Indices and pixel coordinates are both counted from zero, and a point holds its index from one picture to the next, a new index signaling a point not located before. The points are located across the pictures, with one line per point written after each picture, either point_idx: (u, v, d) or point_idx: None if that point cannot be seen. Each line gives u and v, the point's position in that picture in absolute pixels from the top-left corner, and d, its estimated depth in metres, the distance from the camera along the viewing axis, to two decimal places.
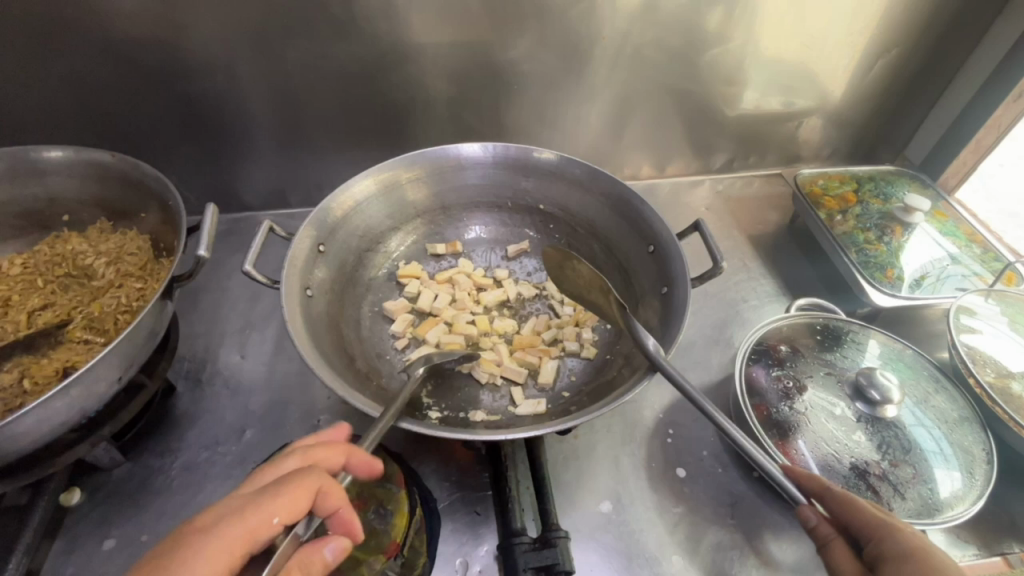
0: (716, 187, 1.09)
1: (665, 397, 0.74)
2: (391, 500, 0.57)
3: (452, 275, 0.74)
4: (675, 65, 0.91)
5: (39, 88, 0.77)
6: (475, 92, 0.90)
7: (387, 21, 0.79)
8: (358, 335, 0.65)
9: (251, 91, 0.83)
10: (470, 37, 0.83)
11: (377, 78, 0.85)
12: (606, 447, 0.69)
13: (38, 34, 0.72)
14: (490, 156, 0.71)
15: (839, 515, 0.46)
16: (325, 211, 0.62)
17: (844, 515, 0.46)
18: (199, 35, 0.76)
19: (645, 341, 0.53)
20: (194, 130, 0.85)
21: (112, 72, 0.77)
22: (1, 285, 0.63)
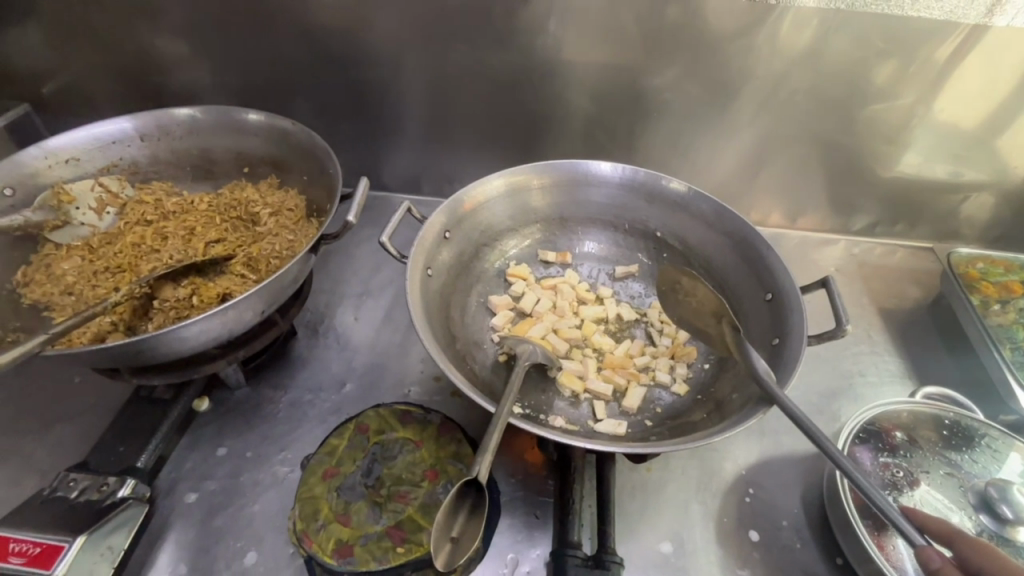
0: (851, 249, 1.01)
1: (751, 454, 0.70)
2: (460, 480, 0.63)
3: (556, 284, 0.75)
4: (830, 115, 0.87)
5: (249, 60, 0.91)
6: (614, 112, 0.91)
7: (546, 38, 0.84)
8: (461, 321, 0.69)
9: (412, 84, 0.92)
10: (620, 60, 0.85)
11: (524, 88, 0.90)
12: (677, 488, 0.67)
13: (258, 14, 0.86)
14: (621, 177, 0.73)
15: (971, 563, 0.46)
16: (459, 202, 0.68)
17: (977, 563, 0.46)
18: (382, 31, 0.86)
19: (755, 364, 0.54)
20: (357, 113, 0.96)
21: (306, 55, 0.90)
22: (188, 214, 0.74)
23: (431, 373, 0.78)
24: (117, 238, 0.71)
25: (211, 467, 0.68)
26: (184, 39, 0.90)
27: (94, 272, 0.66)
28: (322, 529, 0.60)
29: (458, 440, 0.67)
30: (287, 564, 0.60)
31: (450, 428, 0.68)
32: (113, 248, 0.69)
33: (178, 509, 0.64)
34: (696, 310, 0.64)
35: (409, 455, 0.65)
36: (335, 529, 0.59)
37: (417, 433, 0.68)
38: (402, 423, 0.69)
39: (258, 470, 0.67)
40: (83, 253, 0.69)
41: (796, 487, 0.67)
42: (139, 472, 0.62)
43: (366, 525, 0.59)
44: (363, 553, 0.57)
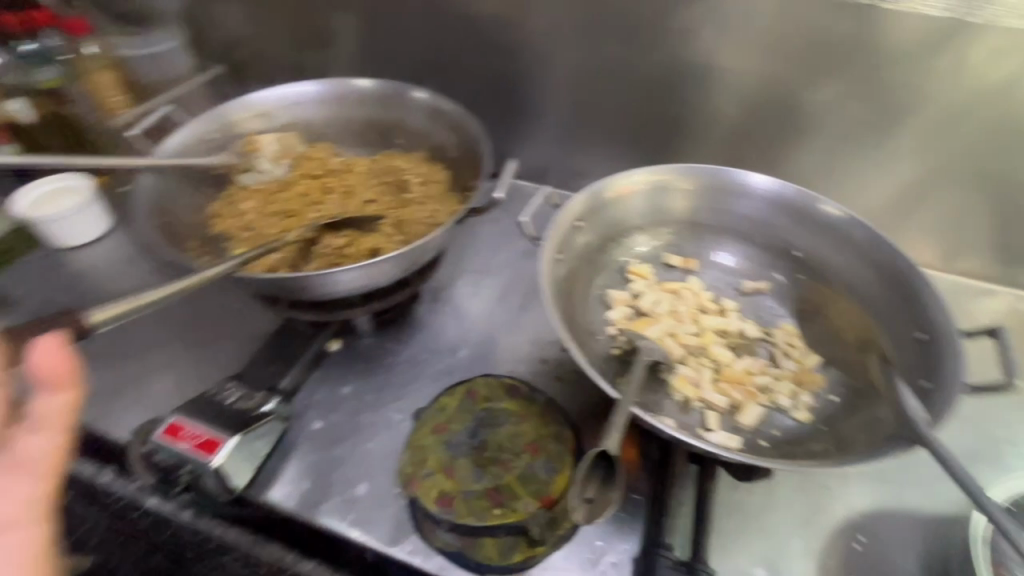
0: (1017, 304, 0.89)
1: (867, 502, 0.65)
2: (558, 459, 0.65)
3: (678, 288, 0.74)
4: (1016, 153, 0.78)
5: (413, 41, 0.98)
6: (762, 124, 0.88)
7: (701, 41, 0.83)
8: (581, 309, 0.70)
9: (559, 77, 0.94)
10: (778, 71, 0.82)
11: (670, 90, 0.89)
12: (779, 518, 0.64)
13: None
14: (769, 190, 0.71)
15: None
16: (596, 193, 0.70)
17: None
18: (539, 22, 0.89)
19: (906, 402, 0.51)
20: (501, 99, 1.00)
21: (465, 39, 0.95)
22: (347, 174, 0.82)
23: (539, 355, 0.80)
24: (289, 187, 0.80)
25: (337, 401, 0.75)
26: (361, 18, 0.99)
27: (269, 213, 0.76)
28: (428, 476, 0.64)
29: (560, 421, 0.69)
30: (391, 502, 0.65)
31: (555, 409, 0.70)
32: (286, 196, 0.79)
33: (306, 433, 0.71)
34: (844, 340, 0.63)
35: (513, 427, 0.69)
36: (439, 480, 0.64)
37: (522, 407, 0.71)
38: (509, 395, 0.72)
39: (374, 412, 0.74)
40: (260, 195, 0.79)
41: (916, 547, 0.61)
42: (282, 392, 0.69)
43: (468, 482, 0.63)
44: (463, 506, 0.61)
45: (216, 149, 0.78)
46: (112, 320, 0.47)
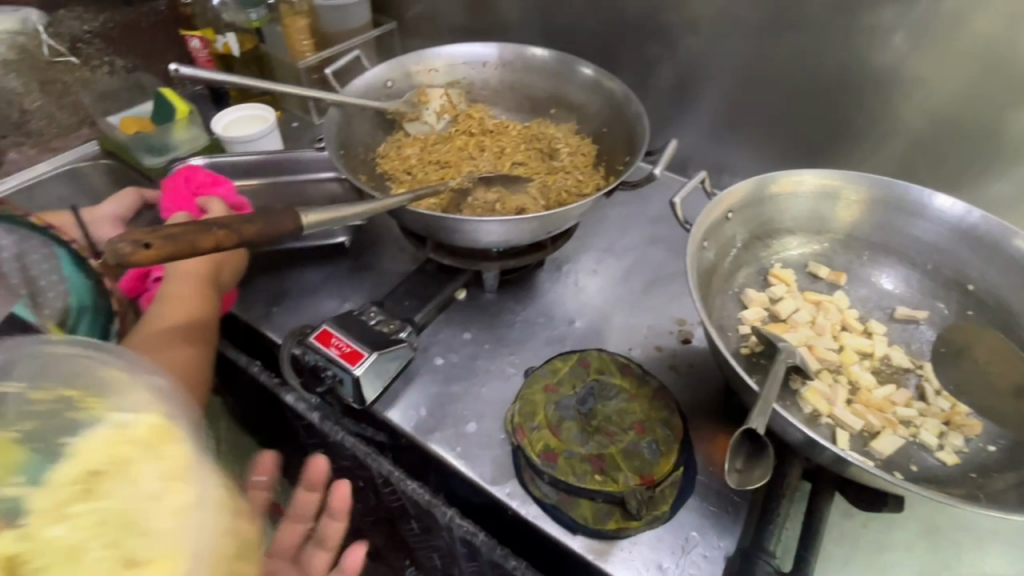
0: None
1: (1002, 570, 0.59)
2: (665, 443, 0.65)
3: (822, 300, 0.70)
4: None
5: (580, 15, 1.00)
6: (948, 143, 0.79)
7: (895, 44, 0.77)
8: (714, 302, 0.69)
9: (724, 67, 0.91)
10: (983, 86, 0.74)
11: (847, 95, 0.83)
12: (896, 561, 0.60)
13: None
14: (953, 214, 0.66)
15: None
16: (755, 188, 0.68)
17: None
18: (715, 8, 0.87)
19: None
20: (657, 82, 0.99)
21: (635, 18, 0.95)
22: (502, 136, 0.86)
23: (655, 341, 0.80)
24: (447, 140, 0.86)
25: (457, 344, 0.80)
26: None
27: (428, 161, 0.82)
28: (535, 429, 0.67)
29: (671, 408, 0.69)
30: (496, 446, 0.69)
31: (667, 396, 0.70)
32: (444, 147, 0.84)
33: (428, 366, 0.77)
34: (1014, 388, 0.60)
35: (622, 402, 0.69)
36: (546, 434, 0.66)
37: (634, 387, 0.71)
38: (622, 373, 0.73)
39: (491, 361, 0.78)
40: (422, 144, 0.85)
41: None
42: (415, 324, 0.75)
43: (573, 443, 0.65)
44: (566, 464, 0.63)
45: (391, 95, 0.84)
46: (320, 224, 0.58)
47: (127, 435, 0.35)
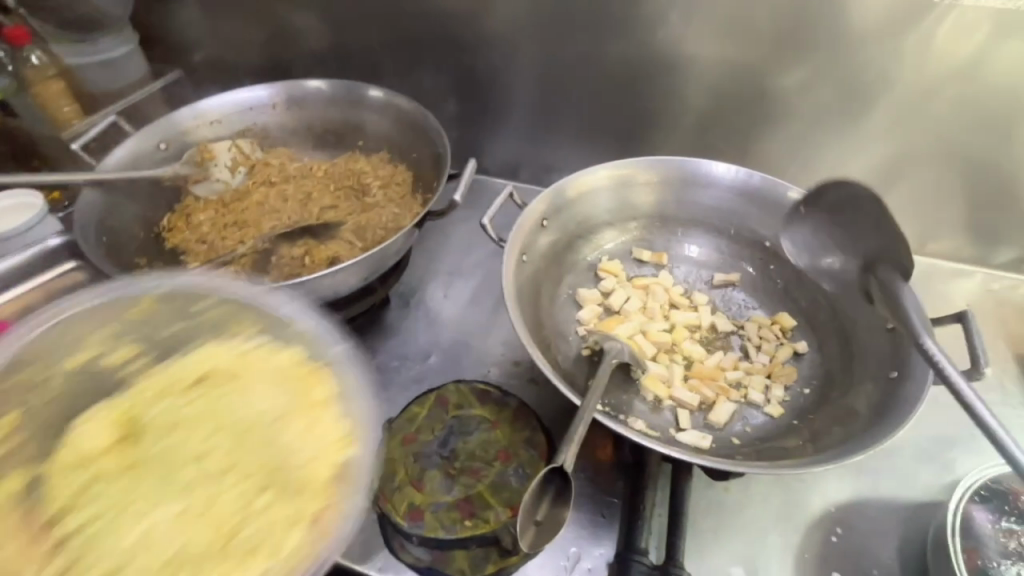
0: (991, 285, 0.89)
1: (842, 493, 0.65)
2: (530, 465, 0.64)
3: (648, 285, 0.73)
4: (987, 131, 0.77)
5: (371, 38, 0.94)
6: (729, 113, 0.86)
7: (664, 29, 0.81)
8: (549, 310, 0.69)
9: (524, 71, 0.91)
10: (744, 57, 0.80)
11: (637, 82, 0.87)
12: (757, 515, 0.63)
13: None
14: (736, 180, 0.71)
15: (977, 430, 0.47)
16: (561, 192, 0.69)
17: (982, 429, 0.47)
18: (498, 15, 0.86)
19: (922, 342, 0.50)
20: (465, 94, 0.96)
21: (426, 35, 0.91)
22: (308, 180, 0.80)
23: (512, 358, 0.78)
24: (246, 195, 0.78)
25: None
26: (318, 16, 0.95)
27: (225, 224, 0.74)
28: (397, 489, 0.62)
29: (532, 426, 0.67)
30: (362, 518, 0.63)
31: (528, 413, 0.68)
32: (242, 206, 0.76)
33: None
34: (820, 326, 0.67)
35: (484, 434, 0.67)
36: (409, 492, 0.62)
37: (494, 413, 0.68)
38: (480, 401, 0.70)
39: None
40: (216, 207, 0.76)
41: (892, 537, 0.61)
42: None
43: (438, 494, 0.62)
44: (433, 520, 0.60)
45: (166, 160, 0.76)
46: None
47: (217, 353, 0.53)
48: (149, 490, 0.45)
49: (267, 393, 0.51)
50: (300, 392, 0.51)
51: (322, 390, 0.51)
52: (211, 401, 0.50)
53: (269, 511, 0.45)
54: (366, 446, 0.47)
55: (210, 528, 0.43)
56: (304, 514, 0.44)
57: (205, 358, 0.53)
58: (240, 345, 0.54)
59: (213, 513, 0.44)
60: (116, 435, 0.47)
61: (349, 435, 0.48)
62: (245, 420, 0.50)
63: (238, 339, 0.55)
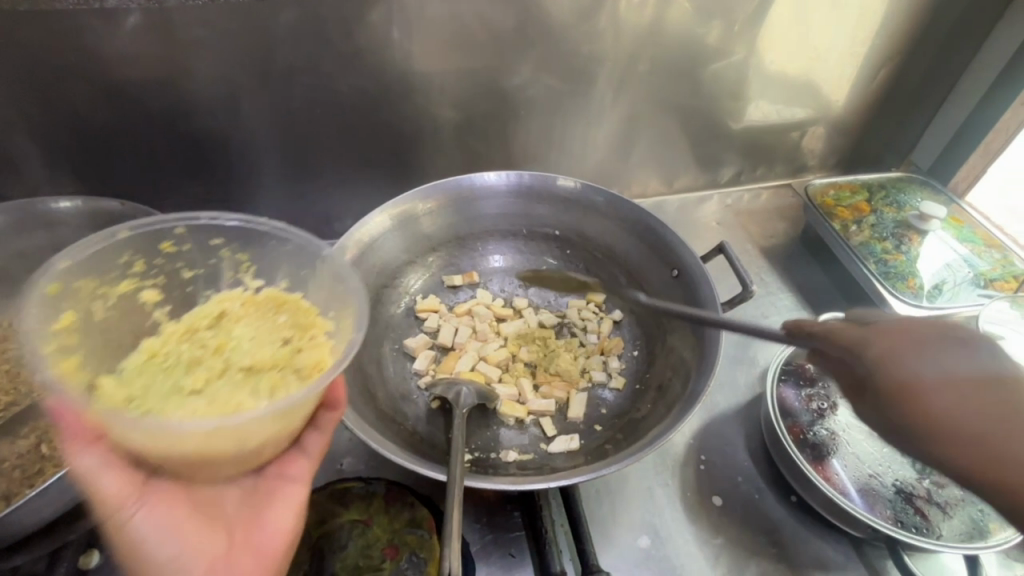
0: (724, 201, 1.08)
1: (695, 423, 0.72)
2: (424, 547, 0.57)
3: (469, 308, 0.74)
4: (682, 82, 0.91)
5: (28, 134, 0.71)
6: (482, 118, 0.88)
7: (391, 52, 0.77)
8: (382, 377, 0.65)
9: (256, 128, 0.79)
10: (477, 62, 0.81)
11: (386, 109, 0.82)
12: (640, 477, 0.67)
13: (26, 76, 0.67)
14: (509, 184, 0.73)
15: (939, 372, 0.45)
16: (341, 254, 0.64)
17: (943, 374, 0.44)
18: (197, 73, 0.72)
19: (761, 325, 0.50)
20: (194, 167, 0.80)
21: (111, 114, 0.72)
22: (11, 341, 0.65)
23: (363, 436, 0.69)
24: None
25: None
26: None
27: None
28: None
29: (410, 504, 0.61)
30: None
31: (400, 492, 0.61)
32: None
33: None
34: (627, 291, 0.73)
35: (360, 539, 0.58)
36: None
37: (364, 511, 0.60)
38: (343, 504, 0.61)
39: None
40: None
41: (740, 441, 0.70)
42: None
43: None
44: None
45: None
46: None
47: (251, 297, 0.54)
48: (151, 397, 0.43)
49: (271, 313, 0.52)
50: (298, 323, 0.51)
51: (314, 317, 0.52)
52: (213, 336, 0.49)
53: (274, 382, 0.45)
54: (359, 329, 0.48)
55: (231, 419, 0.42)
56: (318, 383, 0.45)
57: (224, 302, 0.53)
58: (240, 292, 0.56)
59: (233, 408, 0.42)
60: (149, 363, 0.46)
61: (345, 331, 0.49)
62: (231, 344, 0.48)
63: (240, 291, 0.56)
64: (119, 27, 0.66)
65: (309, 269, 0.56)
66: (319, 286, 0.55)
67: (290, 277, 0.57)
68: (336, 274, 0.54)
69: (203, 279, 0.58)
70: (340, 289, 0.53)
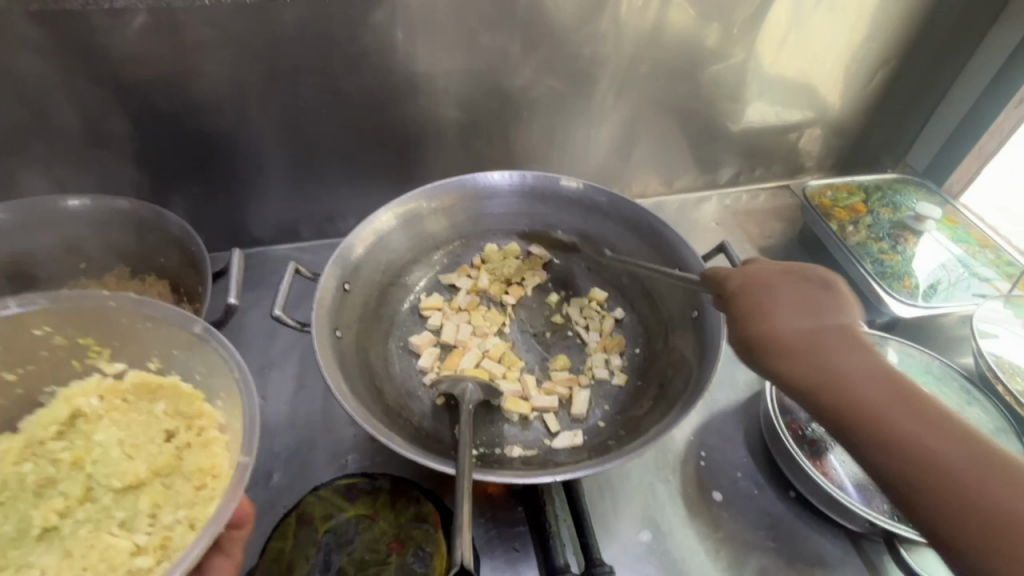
0: (723, 202, 1.10)
1: (695, 420, 0.73)
2: (429, 542, 0.58)
3: (465, 306, 0.75)
4: (682, 84, 0.93)
5: (36, 133, 0.72)
6: (484, 118, 0.88)
7: (396, 53, 0.78)
8: (387, 374, 0.66)
9: (261, 128, 0.79)
10: (479, 64, 0.82)
11: (390, 110, 0.83)
12: (641, 473, 0.68)
13: (34, 76, 0.68)
14: (512, 184, 0.74)
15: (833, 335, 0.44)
16: (348, 252, 0.64)
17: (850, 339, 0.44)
18: (204, 73, 0.73)
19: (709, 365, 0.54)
20: (200, 166, 0.81)
21: (117, 113, 0.73)
22: None
23: (367, 433, 0.70)
24: None
25: None
26: None
27: None
28: None
29: (415, 499, 0.61)
30: None
31: (406, 487, 0.62)
32: None
33: None
34: (629, 290, 0.74)
35: (367, 534, 0.59)
36: None
37: (370, 506, 0.61)
38: (349, 500, 0.61)
39: None
40: None
41: (739, 437, 0.71)
42: None
43: None
44: None
45: None
46: None
47: (121, 385, 0.58)
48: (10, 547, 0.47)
49: (148, 403, 0.57)
50: (178, 417, 0.55)
51: (203, 404, 0.56)
52: (79, 448, 0.53)
53: (153, 497, 0.50)
54: (248, 451, 0.50)
55: (106, 557, 0.47)
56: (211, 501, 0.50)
57: (73, 400, 0.56)
58: (98, 380, 0.58)
59: (102, 549, 0.47)
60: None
61: (237, 441, 0.52)
62: (87, 456, 0.52)
63: (97, 376, 0.58)
64: (127, 27, 0.67)
65: (177, 349, 0.57)
66: (190, 355, 0.57)
67: (156, 357, 0.59)
68: (205, 352, 0.56)
69: (37, 377, 0.56)
70: (216, 375, 0.56)
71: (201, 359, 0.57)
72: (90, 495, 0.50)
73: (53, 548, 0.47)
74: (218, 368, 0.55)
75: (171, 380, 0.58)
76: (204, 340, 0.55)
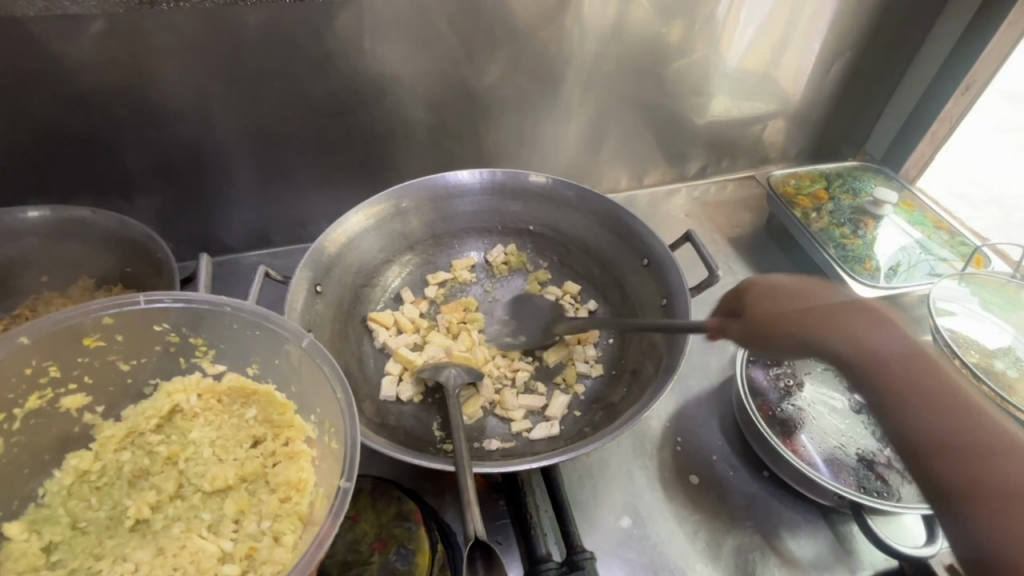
0: (692, 194, 1.12)
1: (671, 406, 0.74)
2: (412, 539, 0.58)
3: (431, 296, 0.76)
4: (646, 79, 0.94)
5: None
6: (453, 118, 0.89)
7: (362, 56, 0.78)
8: (363, 375, 0.66)
9: (228, 134, 0.79)
10: (445, 63, 0.83)
11: (358, 113, 0.83)
12: (619, 460, 0.69)
13: None
14: (481, 182, 0.75)
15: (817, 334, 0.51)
16: (319, 252, 0.65)
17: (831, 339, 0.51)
18: (166, 80, 0.72)
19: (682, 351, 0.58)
20: (167, 175, 0.80)
21: (77, 123, 0.72)
22: None
23: None
24: None
25: None
26: None
27: None
28: None
29: (397, 497, 0.61)
30: None
31: (387, 487, 0.62)
32: None
33: None
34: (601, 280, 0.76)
35: (348, 535, 0.59)
36: None
37: (351, 507, 0.61)
38: None
39: None
40: None
41: (714, 421, 0.73)
42: None
43: None
44: None
45: None
46: None
47: (218, 387, 0.58)
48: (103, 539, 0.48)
49: (242, 407, 0.57)
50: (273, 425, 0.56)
51: (295, 415, 0.55)
52: (171, 445, 0.54)
53: (246, 504, 0.51)
54: (347, 475, 0.47)
55: (193, 558, 0.47)
56: (296, 515, 0.49)
57: (173, 396, 0.56)
58: (198, 378, 0.58)
59: (192, 552, 0.47)
60: (91, 474, 0.52)
61: (329, 458, 0.50)
62: (182, 454, 0.53)
63: (198, 374, 0.59)
64: (86, 37, 0.66)
65: (281, 359, 0.57)
66: (291, 366, 0.56)
67: (256, 362, 0.58)
68: (314, 370, 0.54)
69: (148, 371, 0.57)
70: (315, 390, 0.54)
71: (304, 373, 0.55)
72: (180, 492, 0.52)
73: (147, 543, 0.48)
74: (321, 386, 0.53)
75: (269, 387, 0.57)
76: (310, 356, 0.54)
